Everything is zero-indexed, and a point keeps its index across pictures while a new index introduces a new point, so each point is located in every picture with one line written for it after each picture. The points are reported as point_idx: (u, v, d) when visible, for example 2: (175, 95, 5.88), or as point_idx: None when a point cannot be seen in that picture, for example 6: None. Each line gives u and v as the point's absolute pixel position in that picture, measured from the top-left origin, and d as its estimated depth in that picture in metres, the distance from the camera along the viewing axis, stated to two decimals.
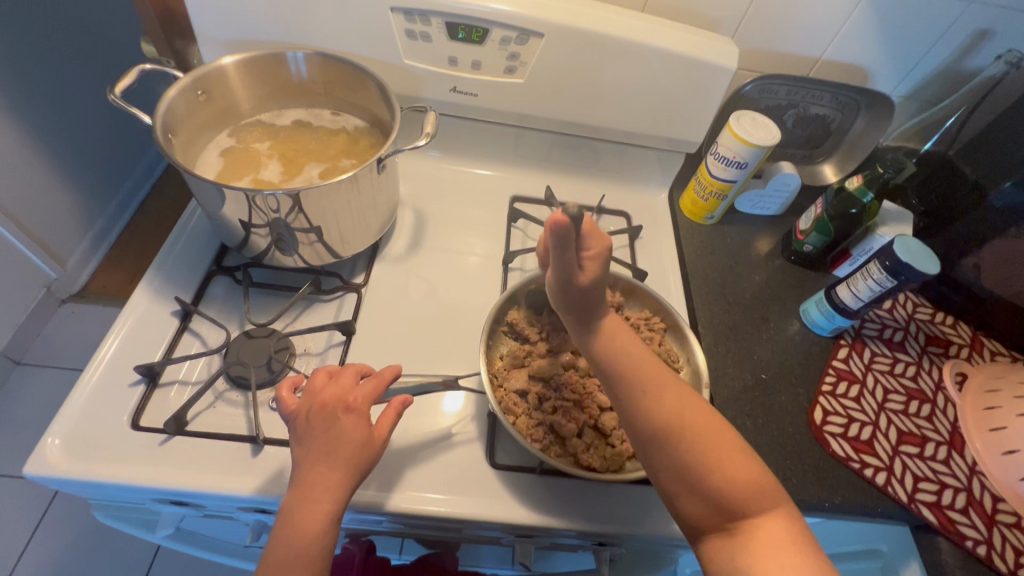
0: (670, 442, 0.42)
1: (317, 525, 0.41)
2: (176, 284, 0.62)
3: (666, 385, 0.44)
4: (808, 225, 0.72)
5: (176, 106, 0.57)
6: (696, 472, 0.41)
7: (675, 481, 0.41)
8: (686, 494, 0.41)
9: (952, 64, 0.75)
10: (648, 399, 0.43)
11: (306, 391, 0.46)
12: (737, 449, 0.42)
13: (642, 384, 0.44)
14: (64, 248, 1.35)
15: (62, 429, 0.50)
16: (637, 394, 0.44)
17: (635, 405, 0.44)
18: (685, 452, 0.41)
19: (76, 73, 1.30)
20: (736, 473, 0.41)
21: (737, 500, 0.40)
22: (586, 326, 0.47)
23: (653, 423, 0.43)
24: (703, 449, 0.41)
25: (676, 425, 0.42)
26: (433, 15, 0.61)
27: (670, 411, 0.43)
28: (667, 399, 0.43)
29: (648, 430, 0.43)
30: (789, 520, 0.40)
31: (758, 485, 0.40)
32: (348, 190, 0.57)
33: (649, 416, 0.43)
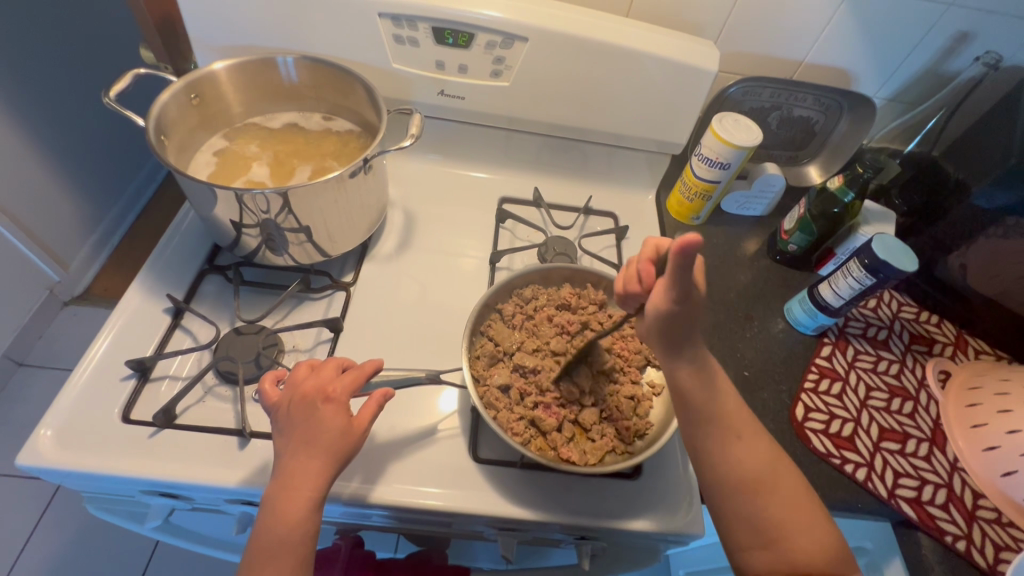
0: (751, 497, 0.45)
1: (298, 513, 0.42)
2: (168, 282, 0.63)
3: (761, 443, 0.47)
4: (791, 225, 0.74)
5: (169, 110, 0.59)
6: (779, 529, 0.44)
7: (749, 536, 0.44)
8: (755, 549, 0.44)
9: (934, 66, 0.76)
10: (738, 455, 0.46)
11: (288, 383, 0.48)
12: (813, 515, 0.45)
13: (730, 436, 0.47)
14: (67, 252, 1.37)
15: (55, 422, 0.51)
16: (732, 445, 0.46)
17: (726, 456, 0.46)
18: (765, 510, 0.44)
19: (78, 80, 1.33)
20: (810, 538, 0.43)
21: (810, 561, 0.42)
22: (677, 355, 0.47)
23: (740, 476, 0.45)
24: (777, 509, 0.44)
25: (759, 481, 0.45)
26: (420, 20, 0.63)
27: (755, 471, 0.46)
28: (750, 457, 0.46)
29: (728, 481, 0.45)
30: None
31: (828, 548, 0.43)
32: (335, 190, 0.58)
33: (736, 470, 0.46)
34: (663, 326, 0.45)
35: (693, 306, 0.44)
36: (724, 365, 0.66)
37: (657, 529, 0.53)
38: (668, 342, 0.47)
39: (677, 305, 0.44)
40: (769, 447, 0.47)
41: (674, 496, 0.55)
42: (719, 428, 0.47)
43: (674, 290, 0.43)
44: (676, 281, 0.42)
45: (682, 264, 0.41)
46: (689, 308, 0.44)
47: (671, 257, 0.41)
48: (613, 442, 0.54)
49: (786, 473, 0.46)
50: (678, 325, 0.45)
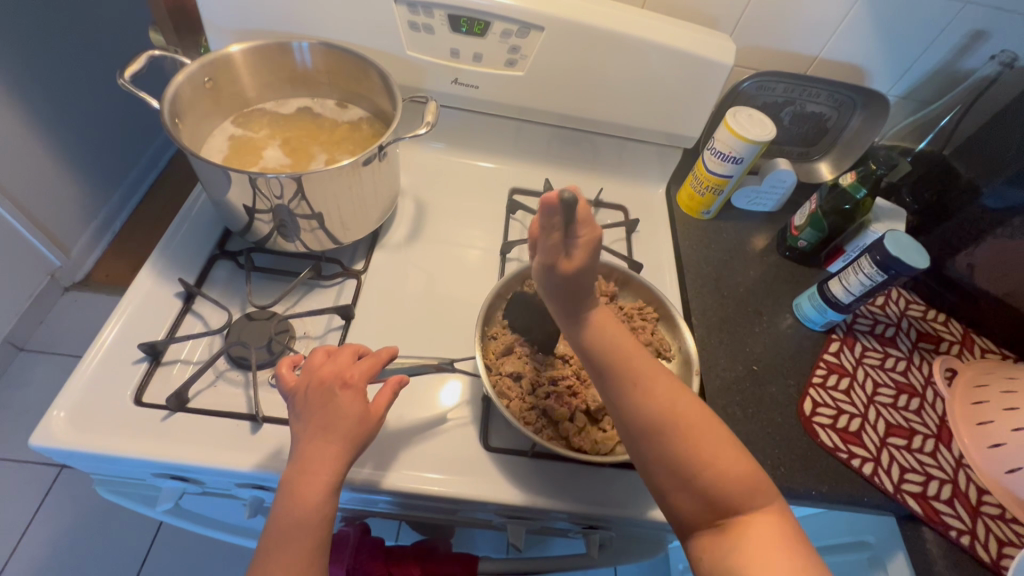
0: (660, 438, 0.41)
1: (315, 498, 0.42)
2: (180, 266, 0.63)
3: (663, 380, 0.43)
4: (802, 221, 0.74)
5: (183, 91, 0.59)
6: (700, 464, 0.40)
7: (668, 478, 0.41)
8: (679, 491, 0.40)
9: (948, 65, 0.75)
10: (638, 399, 0.42)
11: (305, 368, 0.48)
12: (728, 441, 0.41)
13: (627, 384, 0.43)
14: (69, 237, 1.37)
15: (67, 403, 0.51)
16: (630, 390, 0.42)
17: (626, 401, 0.43)
18: (681, 449, 0.40)
19: (82, 62, 1.31)
20: (731, 468, 0.40)
21: (736, 494, 0.39)
22: (575, 317, 0.46)
23: (647, 419, 0.41)
24: (692, 443, 0.41)
25: (667, 419, 0.41)
26: (435, 7, 0.62)
27: (661, 408, 0.41)
28: (655, 397, 0.42)
29: (639, 427, 0.42)
30: (781, 519, 0.39)
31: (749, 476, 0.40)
32: (350, 176, 0.58)
33: (644, 412, 0.42)
34: (547, 287, 0.45)
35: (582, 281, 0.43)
36: (733, 360, 0.66)
37: (666, 519, 0.54)
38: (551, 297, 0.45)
39: (556, 272, 0.43)
40: (672, 382, 0.43)
41: None
42: (615, 374, 0.43)
43: (554, 249, 0.42)
44: (546, 238, 0.42)
45: (549, 223, 0.41)
46: (574, 276, 0.43)
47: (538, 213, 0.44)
48: None
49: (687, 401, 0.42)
50: (570, 290, 0.44)
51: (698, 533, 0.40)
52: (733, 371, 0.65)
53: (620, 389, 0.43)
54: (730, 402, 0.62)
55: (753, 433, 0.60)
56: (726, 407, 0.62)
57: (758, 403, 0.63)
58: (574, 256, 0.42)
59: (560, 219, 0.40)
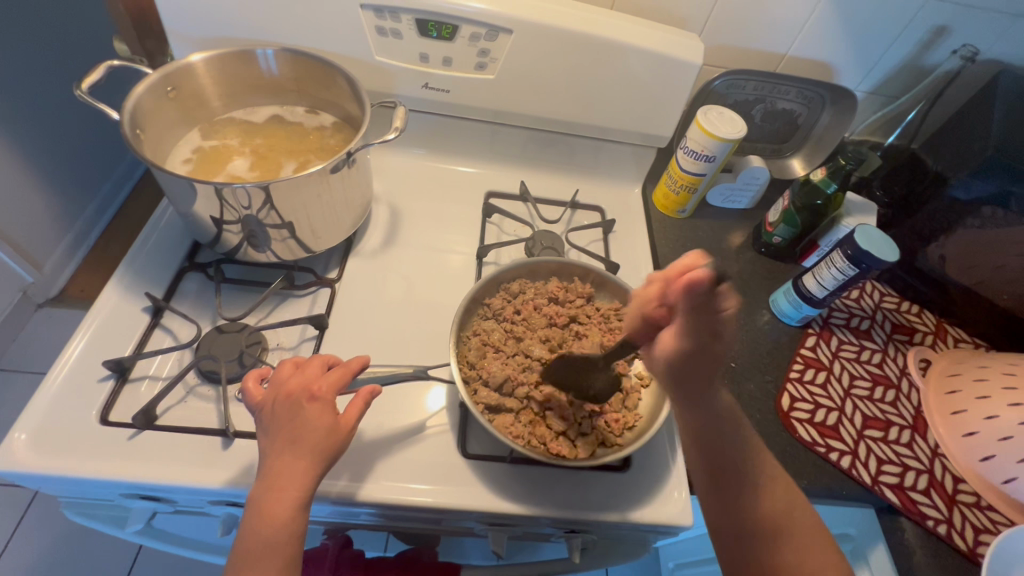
0: (767, 542, 0.44)
1: (284, 513, 0.41)
2: (147, 281, 0.62)
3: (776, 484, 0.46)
4: (776, 217, 0.74)
5: (144, 102, 0.58)
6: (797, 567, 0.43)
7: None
8: None
9: (913, 60, 0.77)
10: (748, 501, 0.45)
11: (272, 382, 0.47)
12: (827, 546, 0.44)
13: (750, 486, 0.45)
14: (41, 252, 1.34)
15: (29, 425, 0.50)
16: (743, 490, 0.45)
17: (736, 500, 0.45)
18: (784, 556, 0.43)
19: (50, 74, 1.29)
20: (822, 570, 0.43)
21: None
22: (694, 399, 0.46)
23: (760, 524, 0.44)
24: (796, 552, 0.43)
25: (776, 526, 0.44)
26: (403, 12, 0.62)
27: (765, 512, 0.45)
28: (771, 503, 0.45)
29: (749, 531, 0.44)
30: None
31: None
32: (319, 184, 0.57)
33: (751, 513, 0.45)
34: (677, 367, 0.45)
35: (716, 356, 0.44)
36: None
37: (648, 521, 0.53)
38: (678, 370, 0.45)
39: (694, 347, 0.44)
40: (783, 487, 0.46)
41: (663, 486, 0.56)
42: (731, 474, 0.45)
43: (700, 329, 0.43)
44: (698, 312, 0.42)
45: (693, 307, 0.42)
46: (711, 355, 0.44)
47: (659, 282, 0.48)
48: (603, 434, 0.54)
49: (796, 508, 0.46)
50: (697, 371, 0.45)
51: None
52: None
53: (739, 489, 0.45)
54: None
55: None
56: None
57: (737, 401, 0.63)
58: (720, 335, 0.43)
59: (707, 303, 0.42)
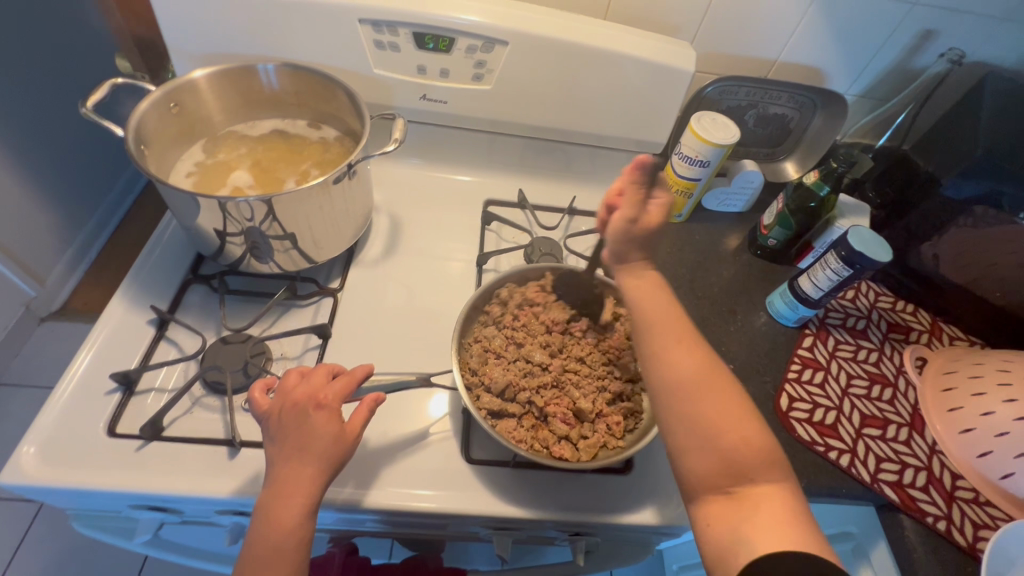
0: (687, 399, 0.45)
1: (292, 520, 0.42)
2: (152, 294, 0.62)
3: (696, 351, 0.47)
4: (771, 220, 0.76)
5: (148, 118, 0.59)
6: (721, 428, 0.43)
7: (688, 438, 0.44)
8: (695, 452, 0.43)
9: (902, 63, 0.78)
10: (670, 361, 0.46)
11: (278, 391, 0.47)
12: (749, 417, 0.45)
13: (669, 343, 0.47)
14: (43, 266, 1.35)
15: (38, 437, 0.50)
16: (665, 348, 0.47)
17: (662, 359, 0.46)
18: (704, 412, 0.44)
19: (50, 90, 1.30)
20: (746, 439, 0.43)
21: (747, 463, 0.42)
22: (628, 270, 0.51)
23: (680, 382, 0.45)
24: (713, 408, 0.44)
25: (695, 384, 0.45)
26: (400, 26, 0.63)
27: (687, 371, 0.46)
28: (690, 363, 0.46)
29: (670, 387, 0.45)
30: (792, 493, 0.42)
31: (766, 454, 0.43)
32: (320, 195, 0.58)
33: (674, 374, 0.46)
34: (617, 243, 0.51)
35: (649, 238, 0.51)
36: None
37: (650, 522, 0.54)
38: (615, 248, 0.51)
39: (631, 226, 0.50)
40: (705, 356, 0.47)
41: (665, 487, 0.56)
42: (656, 330, 0.48)
43: (636, 208, 0.50)
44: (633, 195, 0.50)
45: (636, 182, 0.51)
46: (648, 232, 0.51)
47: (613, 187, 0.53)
48: (604, 436, 0.55)
49: (716, 375, 0.46)
50: (632, 241, 0.51)
51: (701, 496, 0.43)
52: None
53: (654, 346, 0.47)
54: None
55: None
56: None
57: None
58: (651, 216, 0.51)
59: (645, 180, 0.51)
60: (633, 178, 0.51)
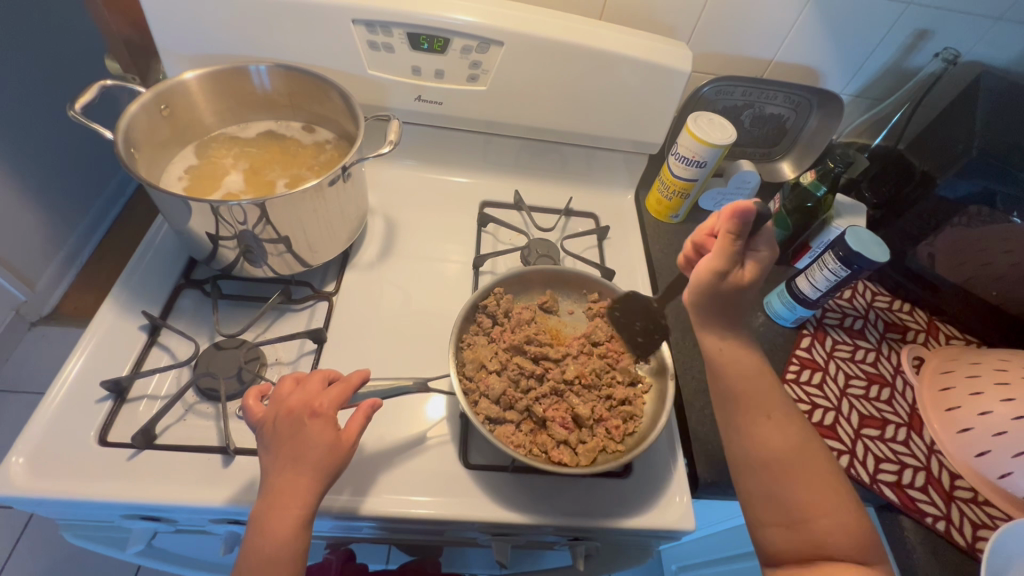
0: (757, 439, 0.50)
1: (287, 531, 0.41)
2: (143, 299, 0.61)
3: (794, 425, 0.51)
4: (768, 221, 0.77)
5: (138, 121, 0.58)
6: (806, 512, 0.47)
7: (773, 516, 0.48)
8: (763, 484, 0.49)
9: (896, 62, 0.78)
10: (762, 435, 0.50)
11: (273, 398, 0.47)
12: (840, 500, 0.48)
13: (740, 396, 0.52)
14: (33, 271, 1.33)
15: (27, 447, 0.49)
16: (758, 425, 0.50)
17: (752, 435, 0.50)
18: (769, 449, 0.49)
19: (38, 91, 1.28)
20: (836, 524, 0.46)
21: (833, 546, 0.46)
22: (734, 322, 0.53)
23: (750, 429, 0.50)
24: (782, 442, 0.50)
25: (766, 426, 0.50)
26: (394, 26, 0.63)
27: (769, 452, 0.49)
28: (759, 409, 0.51)
29: (744, 431, 0.51)
30: (852, 510, 0.47)
31: (827, 478, 0.49)
32: (314, 199, 0.57)
33: (745, 420, 0.51)
34: (705, 297, 0.52)
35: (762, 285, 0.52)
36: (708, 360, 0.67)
37: (651, 525, 0.53)
38: (694, 305, 0.53)
39: (719, 280, 0.51)
40: (798, 427, 0.51)
41: (664, 490, 0.56)
42: (748, 406, 0.51)
43: (732, 263, 0.50)
44: (727, 245, 0.50)
45: (737, 230, 0.49)
46: (740, 288, 0.51)
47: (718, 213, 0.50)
48: (603, 441, 0.54)
49: (814, 457, 0.49)
50: (720, 301, 0.52)
51: (783, 567, 0.47)
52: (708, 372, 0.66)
53: (727, 396, 0.52)
54: (707, 403, 0.63)
55: None
56: (704, 408, 0.62)
57: None
58: (745, 271, 0.51)
59: (747, 227, 0.49)
60: (733, 224, 0.49)
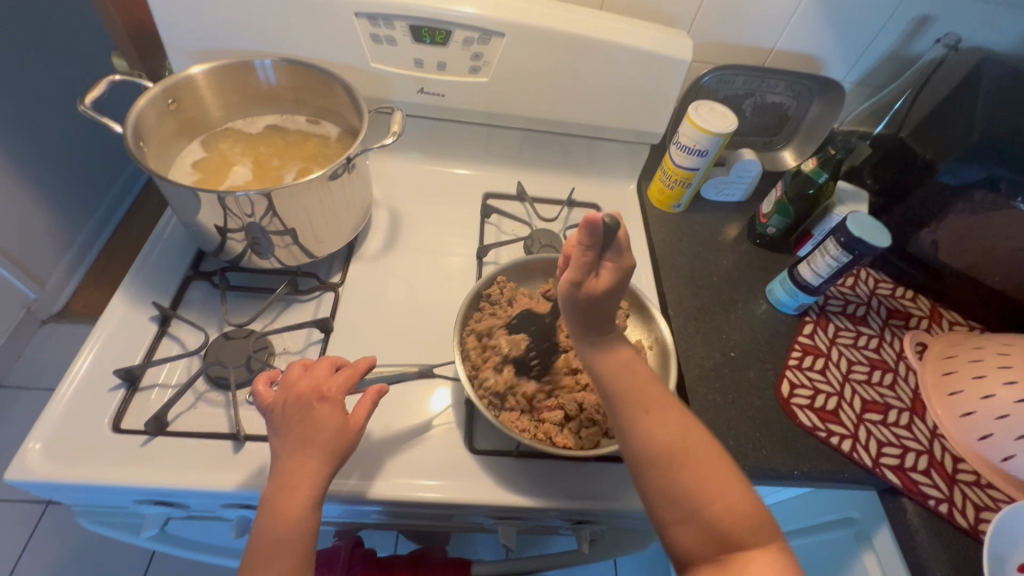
0: (653, 431, 0.43)
1: (297, 511, 0.42)
2: (154, 290, 0.63)
3: (672, 414, 0.44)
4: (769, 209, 0.76)
5: (146, 115, 0.59)
6: (706, 496, 0.40)
7: (680, 511, 0.41)
8: (684, 518, 0.40)
9: (898, 49, 0.78)
10: (647, 425, 0.43)
11: (283, 384, 0.47)
12: (737, 481, 0.42)
13: (635, 409, 0.44)
14: (43, 268, 1.35)
15: (43, 434, 0.50)
16: (639, 416, 0.44)
17: (635, 426, 0.44)
18: (674, 462, 0.42)
19: (47, 92, 1.29)
20: (735, 506, 0.40)
21: (740, 531, 0.39)
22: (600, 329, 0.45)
23: (658, 435, 0.43)
24: (687, 457, 0.42)
25: (661, 434, 0.43)
26: (397, 19, 0.63)
27: (664, 444, 0.42)
28: (660, 420, 0.44)
29: (644, 434, 0.43)
30: (779, 550, 0.39)
31: (742, 502, 0.41)
32: (319, 189, 0.58)
33: (650, 430, 0.43)
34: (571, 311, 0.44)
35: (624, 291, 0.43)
36: (711, 346, 0.68)
37: None
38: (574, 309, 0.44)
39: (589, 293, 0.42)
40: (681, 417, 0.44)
41: None
42: (636, 398, 0.44)
43: (582, 271, 0.42)
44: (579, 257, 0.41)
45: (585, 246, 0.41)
46: (599, 297, 0.43)
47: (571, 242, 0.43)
48: (607, 425, 0.55)
49: (706, 441, 0.43)
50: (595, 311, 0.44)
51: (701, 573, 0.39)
52: (711, 358, 0.66)
53: (620, 399, 0.45)
54: (711, 390, 0.63)
55: (733, 418, 0.61)
56: (707, 395, 0.63)
57: (737, 389, 0.64)
58: (600, 279, 0.42)
59: (597, 242, 0.41)
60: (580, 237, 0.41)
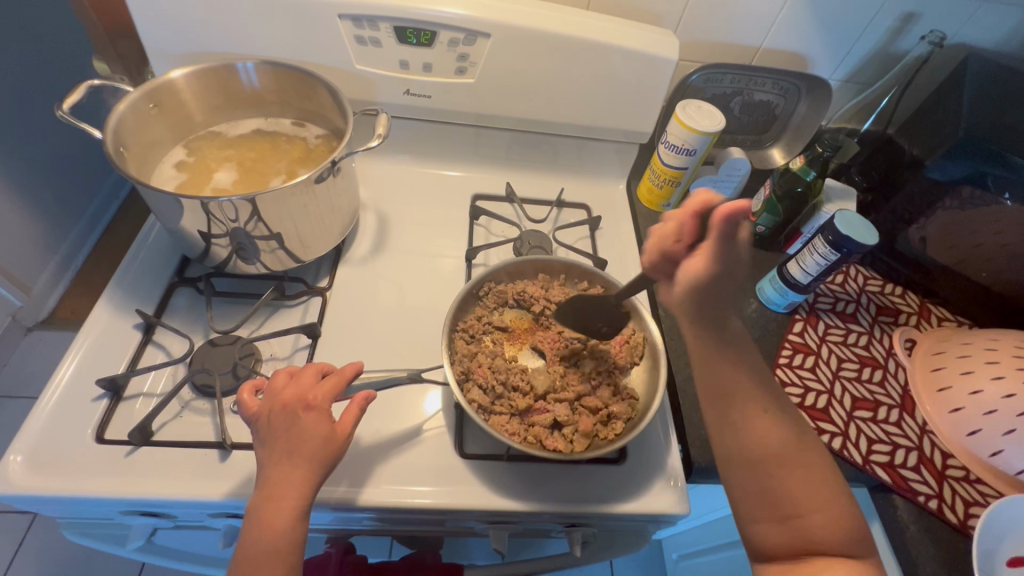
0: (746, 436, 0.45)
1: (283, 521, 0.42)
2: (138, 298, 0.62)
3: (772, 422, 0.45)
4: (759, 207, 0.77)
5: (126, 120, 0.58)
6: (799, 505, 0.43)
7: (765, 512, 0.44)
8: (772, 522, 0.44)
9: (884, 46, 0.78)
10: (756, 432, 0.45)
11: (267, 393, 0.47)
12: (832, 496, 0.44)
13: (740, 413, 0.45)
14: (29, 275, 1.33)
15: (24, 447, 0.50)
16: (734, 418, 0.46)
17: (732, 428, 0.45)
18: (769, 472, 0.44)
19: (27, 96, 1.27)
20: (829, 515, 0.43)
21: (830, 540, 0.43)
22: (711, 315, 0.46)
23: (757, 443, 0.45)
24: (776, 467, 0.44)
25: (753, 445, 0.45)
26: (381, 20, 0.63)
27: (758, 451, 0.45)
28: (767, 430, 0.45)
29: (744, 442, 0.45)
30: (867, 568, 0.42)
31: (835, 517, 0.43)
32: (304, 193, 0.57)
33: (752, 439, 0.45)
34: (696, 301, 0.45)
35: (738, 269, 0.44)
36: None
37: (645, 511, 0.54)
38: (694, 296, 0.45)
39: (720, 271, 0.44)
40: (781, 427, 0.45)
41: (659, 475, 0.56)
42: (740, 400, 0.46)
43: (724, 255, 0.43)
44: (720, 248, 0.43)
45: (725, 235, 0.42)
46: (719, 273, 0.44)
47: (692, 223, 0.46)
48: (597, 427, 0.55)
49: (813, 454, 0.45)
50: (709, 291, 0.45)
51: (777, 564, 0.44)
52: None
53: (715, 402, 0.46)
54: None
55: None
56: None
57: None
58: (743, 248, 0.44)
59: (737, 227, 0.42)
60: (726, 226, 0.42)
